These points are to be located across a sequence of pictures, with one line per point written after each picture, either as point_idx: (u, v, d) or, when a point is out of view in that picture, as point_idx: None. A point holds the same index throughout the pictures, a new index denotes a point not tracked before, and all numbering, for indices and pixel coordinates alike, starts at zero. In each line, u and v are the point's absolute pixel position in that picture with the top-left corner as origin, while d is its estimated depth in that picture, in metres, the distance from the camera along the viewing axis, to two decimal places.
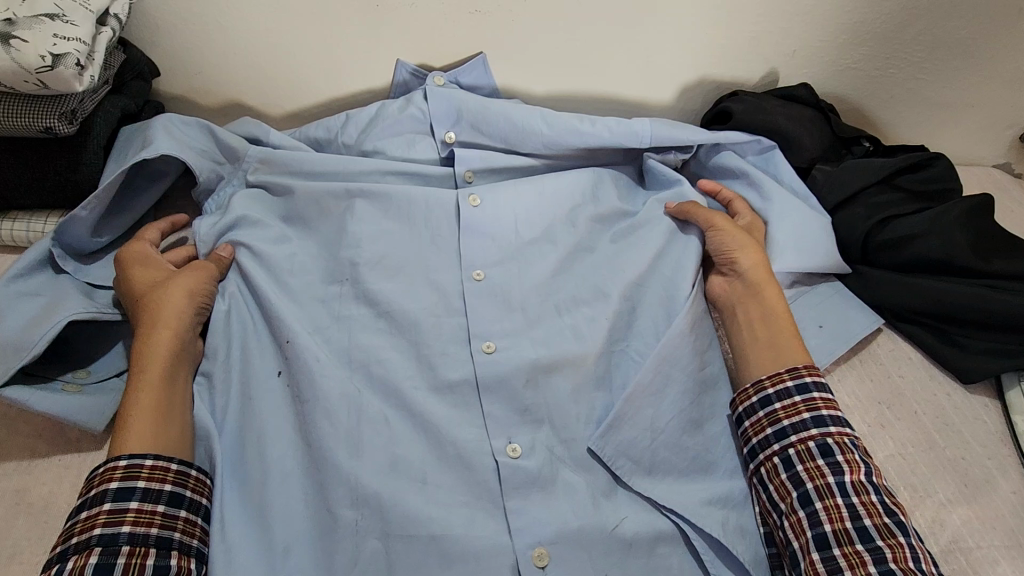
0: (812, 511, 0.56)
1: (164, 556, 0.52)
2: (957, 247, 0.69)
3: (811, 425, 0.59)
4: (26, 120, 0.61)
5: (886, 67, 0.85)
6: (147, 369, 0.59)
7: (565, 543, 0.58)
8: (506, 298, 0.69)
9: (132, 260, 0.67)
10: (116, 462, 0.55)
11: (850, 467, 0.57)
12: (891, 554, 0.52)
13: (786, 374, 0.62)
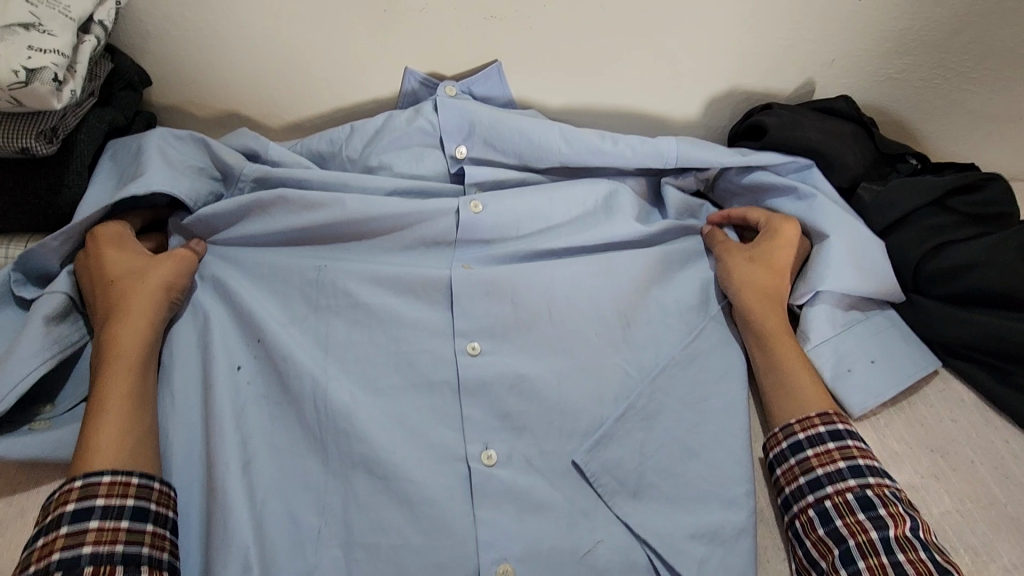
0: (854, 569, 0.49)
1: (133, 573, 0.46)
2: (1017, 277, 0.63)
3: (847, 475, 0.54)
4: (2, 140, 0.55)
5: (931, 77, 0.79)
6: (117, 373, 0.54)
7: (533, 561, 0.50)
8: (520, 326, 0.63)
9: (105, 240, 0.60)
10: (72, 483, 0.49)
11: (894, 520, 0.51)
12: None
13: (819, 419, 0.58)
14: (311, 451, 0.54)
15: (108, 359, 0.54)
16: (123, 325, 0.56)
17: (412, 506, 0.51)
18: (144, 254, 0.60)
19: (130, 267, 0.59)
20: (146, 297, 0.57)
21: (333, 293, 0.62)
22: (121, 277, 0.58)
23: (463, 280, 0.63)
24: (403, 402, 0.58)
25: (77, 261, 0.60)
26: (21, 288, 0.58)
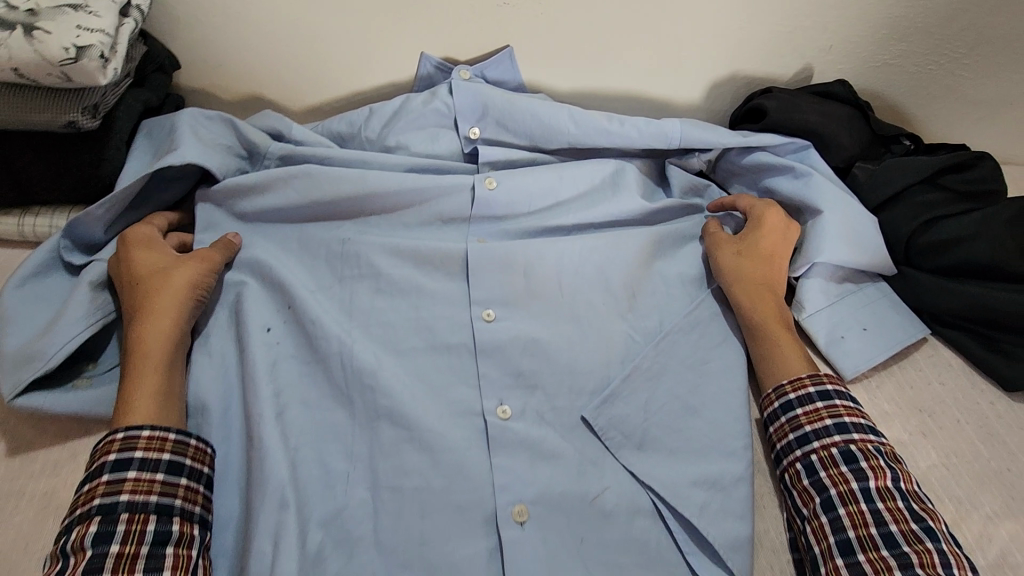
0: (835, 516, 0.53)
1: (165, 523, 0.49)
2: (1004, 251, 0.67)
3: (834, 432, 0.57)
4: (48, 115, 0.59)
5: (924, 63, 0.83)
6: (142, 373, 0.54)
7: (546, 504, 0.53)
8: (531, 292, 0.67)
9: (135, 242, 0.61)
10: (114, 435, 0.51)
11: (874, 473, 0.54)
12: (917, 559, 0.49)
13: (808, 379, 0.60)
14: (339, 405, 0.58)
15: (133, 361, 0.55)
16: (147, 324, 0.57)
17: (433, 457, 0.54)
18: (170, 257, 0.61)
19: (156, 268, 0.60)
20: (169, 296, 0.58)
21: (355, 264, 0.67)
22: (146, 278, 0.59)
23: (476, 251, 0.67)
24: (422, 362, 0.62)
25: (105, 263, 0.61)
26: (70, 255, 0.61)
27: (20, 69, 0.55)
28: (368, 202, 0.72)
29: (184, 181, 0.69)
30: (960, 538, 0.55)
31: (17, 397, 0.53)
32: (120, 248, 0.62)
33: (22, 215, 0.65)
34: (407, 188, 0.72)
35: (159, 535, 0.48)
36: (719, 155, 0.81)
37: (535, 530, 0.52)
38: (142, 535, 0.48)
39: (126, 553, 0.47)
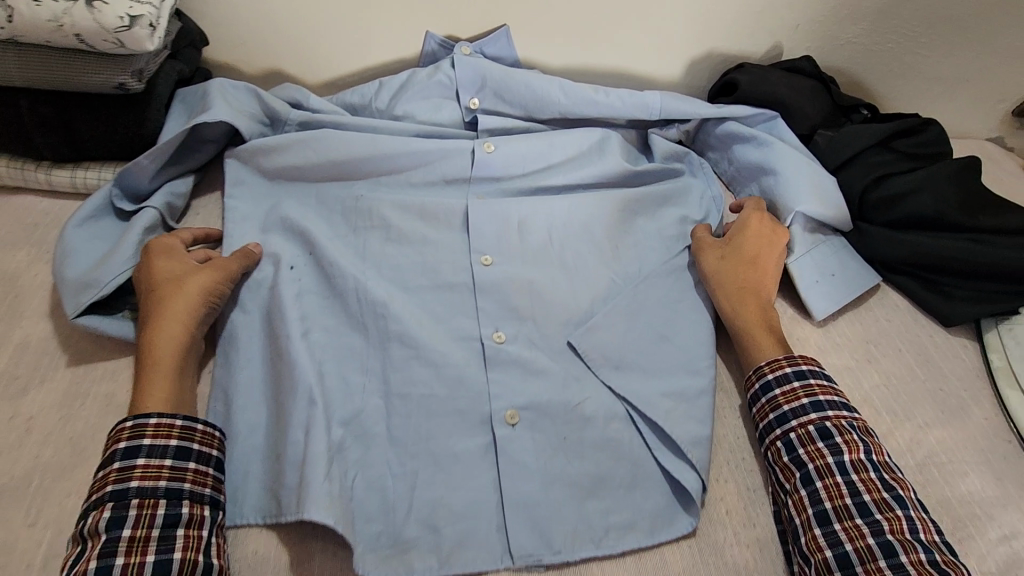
0: (813, 490, 0.55)
1: (175, 506, 0.50)
2: (947, 204, 0.73)
3: (810, 410, 0.58)
4: (101, 77, 0.67)
5: (883, 42, 0.91)
6: (152, 375, 0.57)
7: (536, 410, 0.61)
8: (523, 239, 0.75)
9: (157, 249, 0.65)
10: (124, 423, 0.53)
11: (849, 447, 0.56)
12: (889, 526, 0.52)
13: (784, 360, 0.62)
14: (354, 330, 0.66)
15: (145, 364, 0.57)
16: (157, 326, 0.59)
17: (437, 370, 0.62)
18: (187, 265, 0.64)
19: (173, 275, 0.62)
20: (180, 302, 0.61)
21: (367, 215, 0.75)
22: (163, 284, 0.62)
23: (476, 205, 0.76)
24: (427, 297, 0.70)
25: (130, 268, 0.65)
26: (121, 201, 0.70)
27: (81, 34, 0.63)
28: (378, 163, 0.80)
29: (214, 142, 0.77)
30: (895, 442, 0.63)
31: (75, 318, 0.60)
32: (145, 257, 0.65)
33: (72, 168, 0.74)
34: (412, 152, 0.81)
35: (169, 518, 0.49)
36: (697, 126, 0.89)
37: (527, 429, 0.60)
38: (151, 520, 0.49)
39: (139, 536, 0.48)
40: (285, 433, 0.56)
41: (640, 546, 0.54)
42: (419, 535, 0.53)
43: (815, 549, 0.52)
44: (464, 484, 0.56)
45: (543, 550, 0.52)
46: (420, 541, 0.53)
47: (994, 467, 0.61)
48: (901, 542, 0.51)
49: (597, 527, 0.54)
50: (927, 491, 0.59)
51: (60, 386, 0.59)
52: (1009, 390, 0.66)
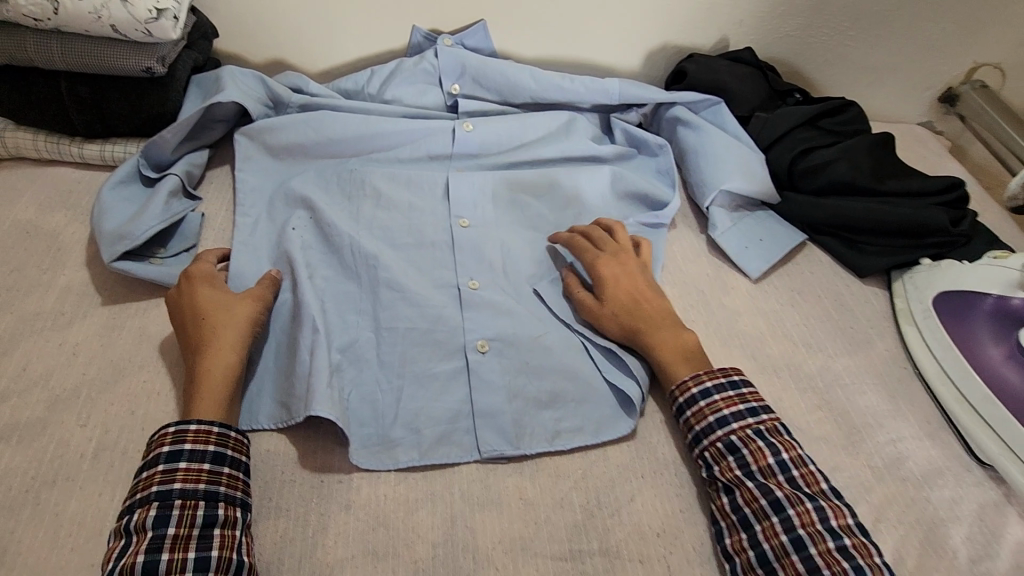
0: (733, 497, 0.58)
1: (212, 508, 0.54)
2: (858, 172, 0.85)
3: (716, 427, 0.61)
4: (132, 62, 0.78)
5: (817, 34, 1.03)
6: (205, 393, 0.60)
7: (503, 340, 0.71)
8: (500, 203, 0.86)
9: (197, 278, 0.70)
10: (166, 429, 0.57)
11: (755, 456, 0.59)
12: (799, 520, 0.55)
13: (691, 381, 0.65)
14: (349, 278, 0.76)
15: (197, 384, 0.61)
16: (204, 349, 0.63)
17: (419, 309, 0.73)
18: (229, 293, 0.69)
19: (218, 303, 0.67)
20: (226, 324, 0.65)
21: (359, 184, 0.85)
22: (209, 311, 0.66)
23: (456, 176, 0.86)
24: (413, 252, 0.80)
25: (170, 297, 0.70)
26: (146, 170, 0.81)
27: (116, 24, 0.74)
28: (369, 137, 0.90)
29: (224, 121, 0.88)
30: (810, 368, 0.74)
31: (111, 263, 0.71)
32: (184, 284, 0.69)
33: (103, 143, 0.84)
34: (397, 134, 0.91)
35: (206, 519, 0.54)
36: (652, 110, 1.00)
37: (495, 356, 0.70)
38: (192, 519, 0.53)
39: (181, 534, 0.53)
40: (295, 355, 0.67)
41: (586, 444, 0.64)
42: (401, 436, 0.64)
43: (738, 550, 0.56)
44: (441, 400, 0.67)
45: (505, 446, 0.63)
46: (402, 440, 0.63)
47: (889, 387, 0.73)
48: (811, 535, 0.55)
49: (550, 430, 0.65)
50: (831, 405, 0.70)
51: (100, 320, 0.69)
52: (906, 327, 0.77)
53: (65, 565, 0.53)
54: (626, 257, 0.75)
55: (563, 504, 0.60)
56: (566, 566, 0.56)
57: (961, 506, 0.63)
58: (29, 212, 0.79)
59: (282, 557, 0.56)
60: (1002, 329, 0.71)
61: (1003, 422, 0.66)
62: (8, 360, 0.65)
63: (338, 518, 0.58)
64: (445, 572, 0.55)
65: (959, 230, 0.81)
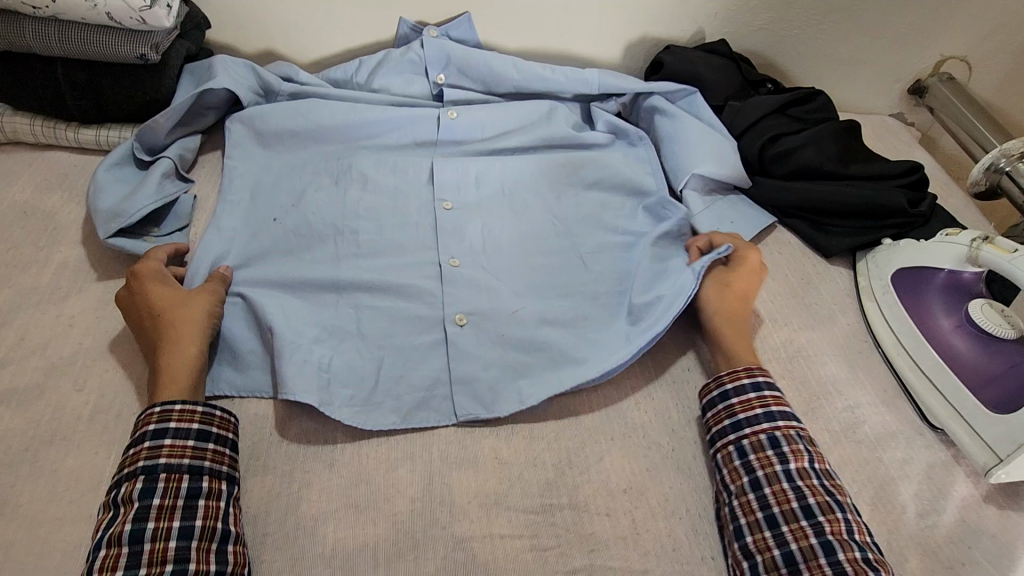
0: (761, 493, 0.59)
1: (196, 480, 0.57)
2: (824, 157, 0.90)
3: (762, 420, 0.63)
4: (126, 49, 0.82)
5: (789, 28, 1.07)
6: (169, 384, 0.62)
7: (481, 314, 0.74)
8: (476, 186, 0.86)
9: (146, 277, 0.69)
10: (152, 408, 0.60)
11: (795, 456, 0.61)
12: (829, 527, 0.57)
13: (745, 373, 0.67)
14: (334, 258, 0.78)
15: (161, 379, 0.62)
16: (169, 345, 0.65)
17: (403, 288, 0.75)
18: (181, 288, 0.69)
19: (173, 299, 0.68)
20: (184, 319, 0.66)
21: (347, 170, 0.86)
22: (166, 307, 0.67)
23: (440, 161, 0.87)
24: (395, 230, 0.82)
25: (121, 297, 0.69)
26: (140, 153, 0.84)
27: (111, 12, 0.77)
28: (353, 123, 0.91)
29: (218, 109, 0.92)
30: (776, 341, 0.77)
31: (107, 240, 0.75)
32: (133, 283, 0.69)
33: (98, 128, 0.87)
34: (381, 121, 0.92)
35: (191, 490, 0.56)
36: (629, 101, 1.01)
37: (473, 329, 0.73)
38: (177, 491, 0.56)
39: (166, 505, 0.55)
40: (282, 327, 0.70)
41: (560, 408, 0.68)
42: (383, 400, 0.67)
43: (763, 548, 0.57)
44: (421, 369, 0.70)
45: (480, 410, 0.67)
46: (385, 405, 0.67)
47: (849, 358, 0.76)
48: (840, 541, 0.56)
49: (525, 393, 0.68)
50: (793, 374, 0.74)
51: (95, 294, 0.72)
52: (868, 304, 0.81)
53: (63, 516, 0.56)
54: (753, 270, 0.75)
55: (535, 463, 0.64)
56: (537, 518, 0.60)
57: (911, 466, 0.67)
58: (26, 193, 0.82)
59: (268, 511, 0.59)
60: (953, 301, 0.76)
61: (953, 387, 0.70)
62: (7, 331, 0.68)
63: (322, 475, 0.62)
64: (422, 524, 0.59)
65: (917, 210, 0.86)
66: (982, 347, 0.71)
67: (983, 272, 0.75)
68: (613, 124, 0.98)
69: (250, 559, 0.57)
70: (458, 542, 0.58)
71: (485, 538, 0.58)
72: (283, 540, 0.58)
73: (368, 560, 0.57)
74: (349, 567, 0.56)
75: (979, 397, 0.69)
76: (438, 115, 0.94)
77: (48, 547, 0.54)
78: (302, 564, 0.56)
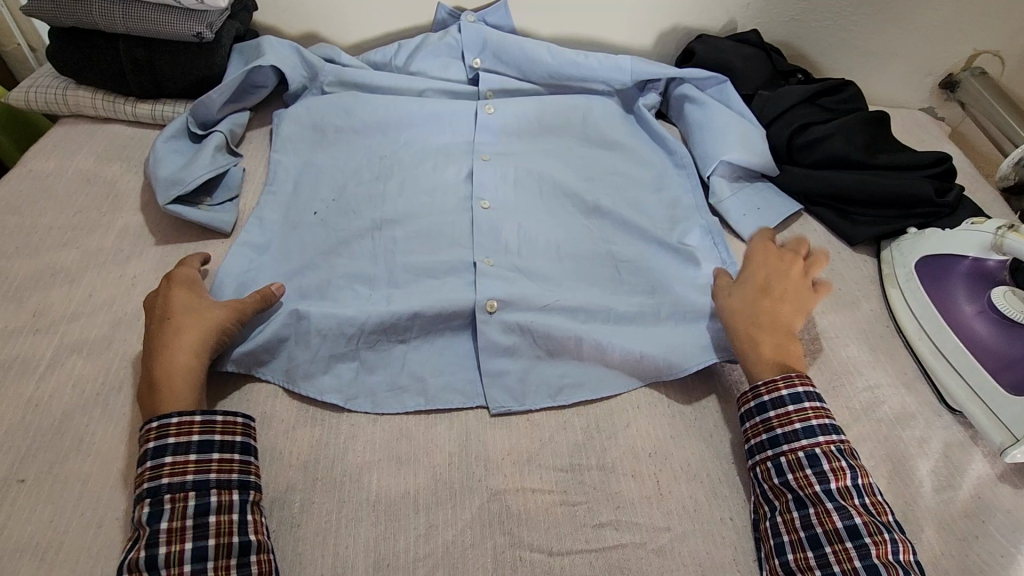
0: (806, 513, 0.59)
1: (203, 496, 0.57)
2: (852, 147, 0.91)
3: (802, 436, 0.62)
4: (183, 28, 0.86)
5: (821, 19, 1.08)
6: (171, 389, 0.61)
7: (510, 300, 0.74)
8: (506, 176, 0.88)
9: (178, 282, 0.70)
10: (150, 425, 0.59)
11: (836, 475, 0.60)
12: (875, 549, 0.56)
13: (783, 382, 0.64)
14: (370, 233, 0.81)
15: (162, 385, 0.62)
16: (169, 350, 0.64)
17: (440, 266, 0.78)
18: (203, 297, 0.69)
19: (189, 306, 0.67)
20: (190, 327, 0.65)
21: (391, 162, 0.89)
22: (177, 313, 0.66)
23: (480, 164, 0.89)
24: (434, 214, 0.84)
25: (148, 295, 0.70)
26: (193, 127, 0.88)
27: None
28: (391, 106, 0.94)
29: (265, 87, 0.95)
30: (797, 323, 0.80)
31: (165, 207, 0.79)
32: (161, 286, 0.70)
33: (154, 103, 0.92)
34: (421, 115, 0.94)
35: (198, 508, 0.56)
36: (662, 89, 1.02)
37: (502, 318, 0.73)
38: (185, 509, 0.56)
39: (175, 526, 0.54)
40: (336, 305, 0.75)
41: (587, 399, 0.69)
42: (408, 383, 0.70)
43: (805, 568, 0.57)
44: (456, 341, 0.74)
45: (511, 402, 0.68)
46: (409, 387, 0.69)
47: (870, 341, 0.79)
48: (884, 565, 0.55)
49: (553, 386, 0.70)
50: (814, 354, 0.77)
51: (154, 256, 0.77)
52: (891, 291, 0.83)
53: (134, 456, 0.61)
54: (789, 259, 0.76)
55: (565, 427, 0.67)
56: (567, 476, 0.63)
57: (930, 445, 0.69)
58: (89, 161, 0.87)
59: (317, 460, 0.64)
60: (976, 288, 0.77)
61: (972, 371, 0.72)
62: (75, 288, 0.73)
63: (366, 429, 0.66)
64: (460, 477, 0.63)
65: (944, 201, 0.87)
66: (1006, 332, 0.73)
67: (1009, 261, 0.76)
68: (643, 117, 1.00)
69: (301, 501, 0.61)
70: (493, 494, 0.62)
71: (518, 490, 0.62)
72: (330, 485, 0.62)
73: (408, 507, 0.61)
74: (393, 512, 0.60)
75: (996, 379, 0.71)
76: (476, 114, 0.95)
77: (121, 481, 0.59)
78: (348, 508, 0.61)
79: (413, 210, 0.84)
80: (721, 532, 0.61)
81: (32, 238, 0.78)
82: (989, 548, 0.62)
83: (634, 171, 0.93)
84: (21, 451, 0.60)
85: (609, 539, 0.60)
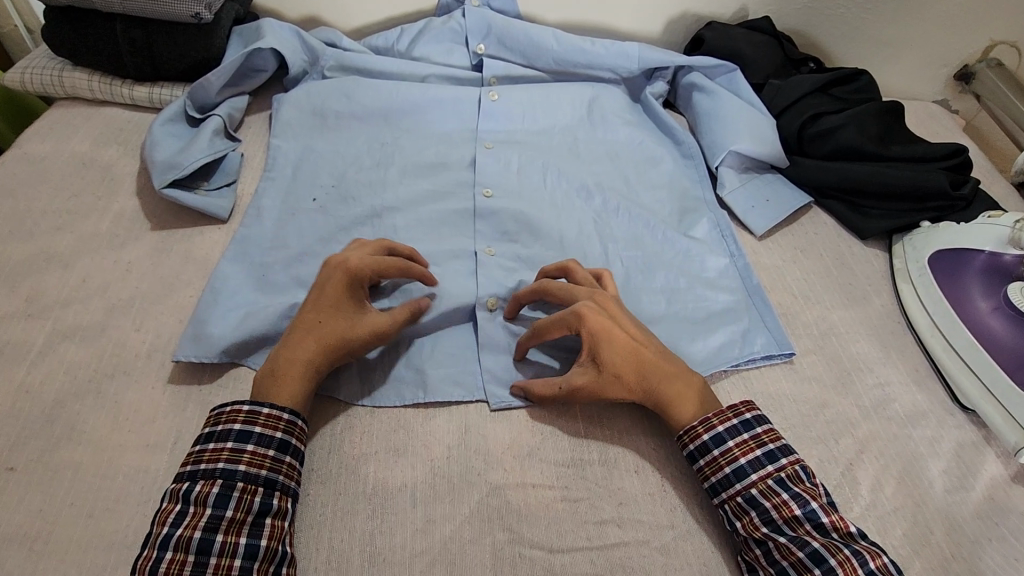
0: (767, 549, 0.55)
1: (269, 496, 0.55)
2: (865, 138, 0.88)
3: (734, 480, 0.58)
4: (181, 8, 0.84)
5: (835, 8, 1.05)
6: (279, 378, 0.60)
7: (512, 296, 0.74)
8: (508, 165, 0.86)
9: (349, 273, 0.66)
10: (240, 406, 0.58)
11: (779, 510, 0.56)
12: (841, 570, 0.52)
13: (701, 428, 0.61)
14: (369, 221, 0.79)
15: (273, 368, 0.61)
16: (297, 340, 0.62)
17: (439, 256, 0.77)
18: (359, 307, 0.65)
19: (337, 307, 0.64)
20: (324, 333, 0.63)
21: (391, 149, 0.87)
22: (324, 307, 0.64)
23: (483, 152, 0.87)
24: (435, 203, 0.82)
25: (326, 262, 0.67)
26: (191, 110, 0.87)
27: None
28: (391, 92, 0.92)
29: (264, 72, 0.93)
30: (808, 318, 0.78)
31: (161, 189, 0.78)
32: (335, 265, 0.66)
33: (150, 86, 0.90)
34: (422, 101, 0.92)
35: (263, 506, 0.54)
36: (670, 77, 1.00)
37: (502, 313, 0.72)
38: (250, 504, 0.54)
39: (237, 518, 0.53)
40: None
41: None
42: (407, 374, 0.68)
43: None
44: (457, 333, 0.72)
45: (512, 397, 0.67)
46: (407, 378, 0.68)
47: (880, 337, 0.77)
48: None
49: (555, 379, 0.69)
50: (823, 350, 0.75)
51: (150, 242, 0.76)
52: (903, 285, 0.81)
53: (125, 445, 0.60)
54: (604, 302, 0.67)
55: (567, 421, 0.66)
56: (568, 471, 0.62)
57: (941, 444, 0.68)
58: (85, 145, 0.85)
59: (313, 451, 0.62)
60: (994, 285, 0.75)
61: (986, 370, 0.70)
62: (69, 273, 0.72)
63: (363, 419, 0.65)
64: (460, 470, 0.61)
65: (959, 194, 0.85)
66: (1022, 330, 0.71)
67: None
68: (650, 104, 0.97)
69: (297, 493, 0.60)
70: (493, 489, 0.60)
71: (519, 486, 0.61)
72: (326, 477, 0.61)
73: (406, 501, 0.59)
74: (390, 505, 0.59)
75: (1013, 378, 0.69)
76: (479, 100, 0.92)
77: (114, 470, 0.58)
78: (344, 501, 0.59)
79: (412, 198, 0.82)
80: (726, 530, 0.60)
81: (26, 221, 0.76)
82: (1001, 551, 0.61)
83: (641, 161, 0.91)
84: (11, 438, 0.59)
85: (612, 536, 0.58)
